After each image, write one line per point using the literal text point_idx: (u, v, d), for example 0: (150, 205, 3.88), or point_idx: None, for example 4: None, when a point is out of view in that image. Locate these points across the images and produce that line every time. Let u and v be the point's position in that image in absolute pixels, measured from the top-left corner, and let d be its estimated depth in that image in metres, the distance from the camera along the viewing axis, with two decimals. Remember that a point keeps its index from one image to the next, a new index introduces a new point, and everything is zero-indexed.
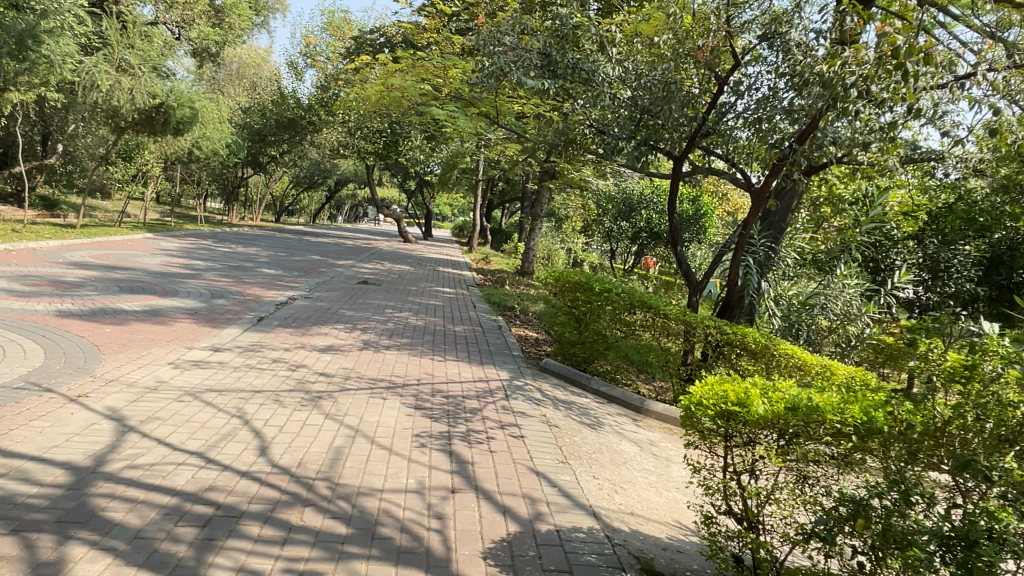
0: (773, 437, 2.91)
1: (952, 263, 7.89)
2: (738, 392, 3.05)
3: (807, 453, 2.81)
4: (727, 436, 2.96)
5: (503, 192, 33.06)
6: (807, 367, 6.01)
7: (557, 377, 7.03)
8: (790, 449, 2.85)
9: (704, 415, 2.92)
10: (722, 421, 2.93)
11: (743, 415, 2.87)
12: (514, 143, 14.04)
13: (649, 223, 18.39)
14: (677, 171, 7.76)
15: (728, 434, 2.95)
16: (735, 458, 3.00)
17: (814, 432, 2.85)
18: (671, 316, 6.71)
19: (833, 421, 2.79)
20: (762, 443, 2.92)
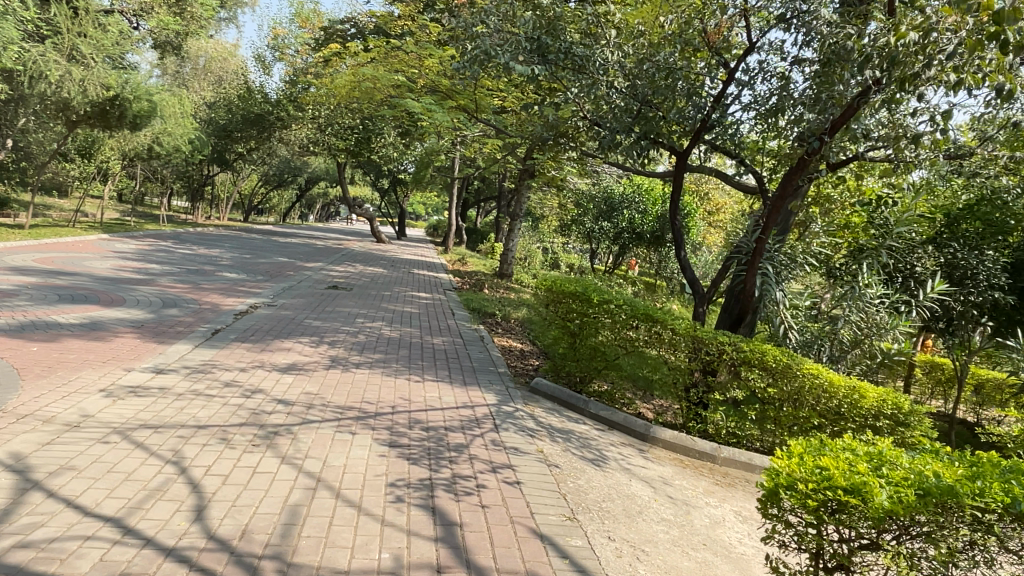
0: (892, 535, 2.39)
1: (978, 270, 7.18)
2: (840, 469, 2.53)
3: (942, 551, 2.31)
4: (833, 530, 2.42)
5: (479, 191, 32.23)
6: (833, 390, 5.52)
7: (551, 400, 6.22)
8: (917, 554, 2.34)
9: (811, 505, 2.38)
10: (828, 512, 2.40)
11: (862, 506, 2.34)
12: (493, 139, 13.29)
13: (632, 223, 17.62)
14: (681, 169, 7.03)
15: (835, 527, 2.41)
16: (835, 557, 2.45)
17: (944, 519, 2.34)
18: (679, 330, 5.95)
19: (972, 507, 2.28)
20: (877, 541, 2.39)
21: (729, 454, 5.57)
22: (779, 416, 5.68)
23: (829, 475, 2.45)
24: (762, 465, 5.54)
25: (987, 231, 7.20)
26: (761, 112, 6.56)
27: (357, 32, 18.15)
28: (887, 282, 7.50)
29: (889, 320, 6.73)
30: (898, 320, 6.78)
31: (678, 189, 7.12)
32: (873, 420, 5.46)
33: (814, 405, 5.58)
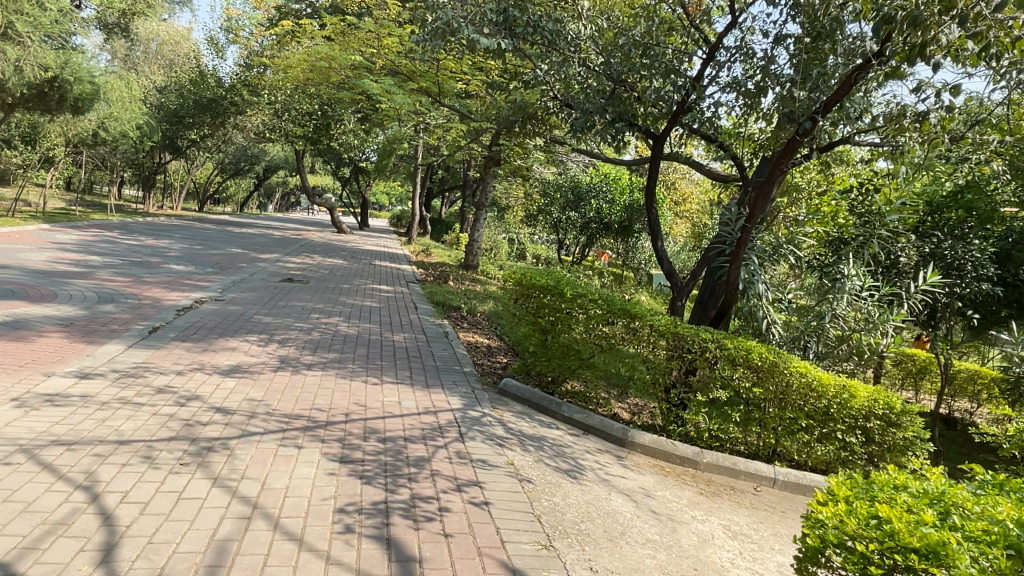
0: None
1: (965, 260, 6.76)
2: (904, 520, 2.15)
3: None
4: None
5: (443, 181, 31.54)
6: (822, 391, 5.17)
7: (520, 403, 5.72)
8: None
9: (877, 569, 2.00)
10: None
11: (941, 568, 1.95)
12: (457, 123, 12.77)
13: (600, 213, 17.15)
14: (658, 154, 6.57)
15: None
16: None
17: None
18: (658, 328, 5.50)
19: None
20: None
21: (712, 459, 5.18)
22: (765, 418, 5.29)
23: (893, 533, 2.09)
24: (748, 471, 5.16)
25: (972, 220, 6.88)
26: (743, 91, 6.24)
27: (313, 12, 17.40)
28: (870, 274, 7.16)
29: (878, 313, 6.32)
30: (893, 314, 6.23)
31: (655, 176, 6.69)
32: (864, 421, 5.17)
33: (800, 405, 5.22)
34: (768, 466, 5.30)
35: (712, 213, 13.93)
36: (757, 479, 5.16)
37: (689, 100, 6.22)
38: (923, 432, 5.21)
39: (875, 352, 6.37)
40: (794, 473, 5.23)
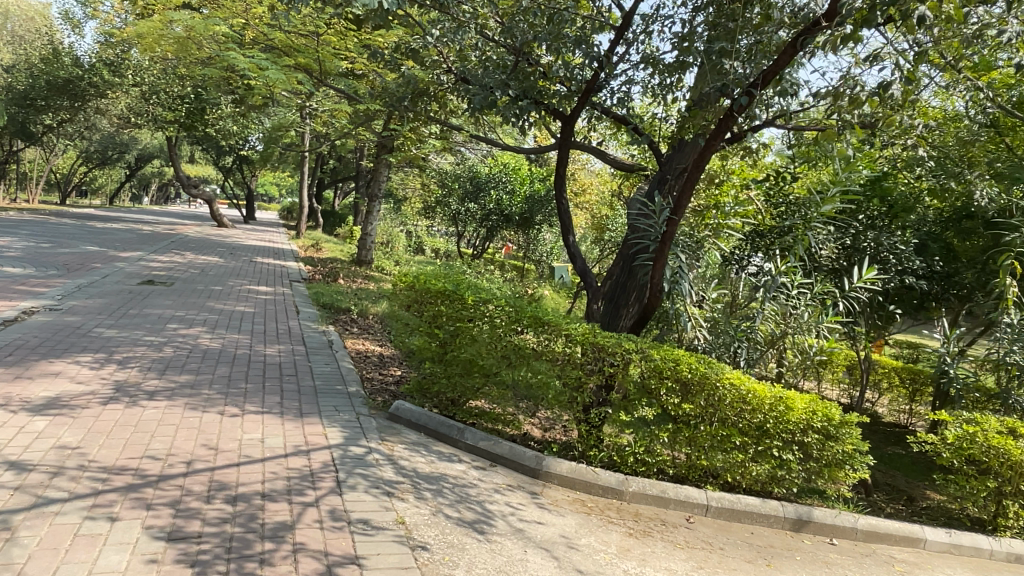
0: None
1: (889, 253, 6.48)
2: None
3: None
4: None
5: (334, 170, 29.94)
6: (757, 405, 4.60)
7: (415, 431, 4.77)
8: None
9: None
10: None
11: None
12: (341, 105, 11.64)
13: (500, 205, 16.34)
14: (568, 138, 5.76)
15: None
16: None
17: None
18: (575, 338, 4.68)
19: None
20: None
21: (638, 487, 4.48)
22: (696, 437, 4.64)
23: None
24: (678, 499, 4.50)
25: (888, 210, 6.70)
26: (659, 64, 5.60)
27: None
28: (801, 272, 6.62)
29: (811, 312, 5.89)
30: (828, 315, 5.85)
31: (565, 162, 5.91)
32: (801, 436, 4.62)
33: (734, 420, 4.63)
34: (699, 490, 4.66)
35: (614, 203, 13.51)
36: (689, 507, 4.51)
37: (601, 75, 5.45)
38: (862, 445, 4.71)
39: (810, 357, 5.97)
40: (728, 498, 4.62)
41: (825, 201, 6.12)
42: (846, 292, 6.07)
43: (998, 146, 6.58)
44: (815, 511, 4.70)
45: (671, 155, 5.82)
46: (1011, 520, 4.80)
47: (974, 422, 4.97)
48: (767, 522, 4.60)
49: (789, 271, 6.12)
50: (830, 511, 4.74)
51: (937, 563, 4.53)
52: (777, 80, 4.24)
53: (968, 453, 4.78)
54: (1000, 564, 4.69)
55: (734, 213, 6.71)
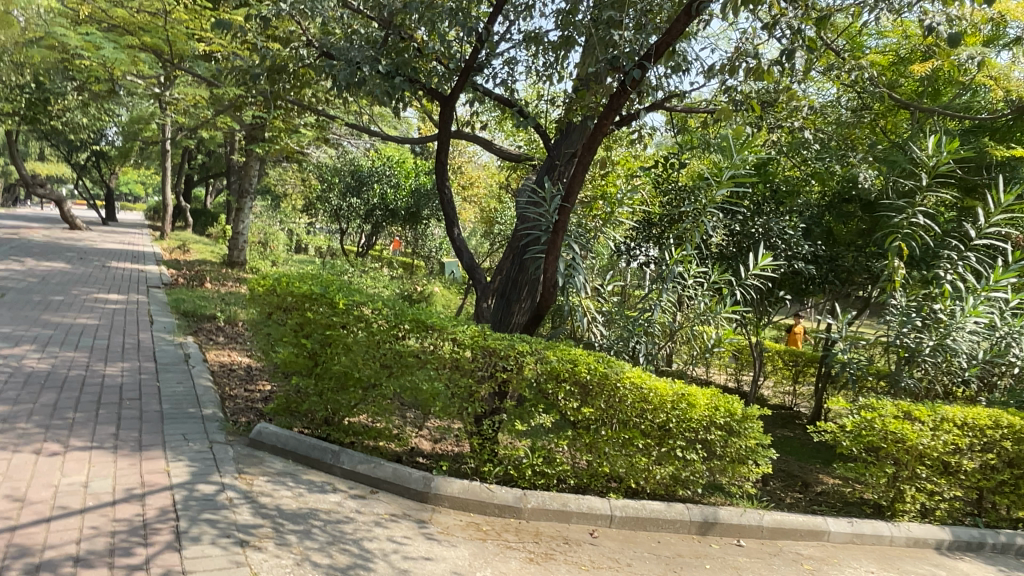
0: None
1: (778, 238, 6.43)
2: None
3: None
4: None
5: (203, 166, 27.90)
6: (659, 405, 4.26)
7: (280, 458, 4.12)
8: None
9: None
10: None
11: None
12: (199, 90, 10.54)
13: (385, 199, 15.53)
14: (447, 120, 5.24)
15: None
16: None
17: None
18: (463, 343, 4.16)
19: None
20: None
21: (536, 502, 4.03)
22: (597, 443, 4.26)
23: None
24: (580, 511, 4.08)
25: (773, 197, 6.70)
26: (542, 40, 5.18)
27: None
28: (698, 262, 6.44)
29: (707, 302, 5.71)
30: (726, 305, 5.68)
31: (445, 147, 5.38)
32: (704, 434, 4.31)
33: (636, 422, 4.27)
34: (602, 499, 4.27)
35: (502, 195, 13.10)
36: (592, 519, 4.11)
37: (480, 51, 4.97)
38: (765, 439, 4.49)
39: (708, 348, 5.79)
40: (632, 505, 4.24)
41: (718, 186, 5.91)
42: (743, 280, 5.92)
43: (874, 131, 6.68)
44: (720, 511, 4.43)
45: (559, 140, 5.46)
46: (908, 504, 4.82)
47: (870, 407, 4.93)
48: (672, 527, 4.28)
49: (685, 260, 5.91)
50: (735, 509, 4.50)
51: (842, 556, 4.40)
52: (673, 52, 3.99)
53: (867, 440, 4.72)
54: (900, 549, 4.68)
55: (629, 201, 6.40)
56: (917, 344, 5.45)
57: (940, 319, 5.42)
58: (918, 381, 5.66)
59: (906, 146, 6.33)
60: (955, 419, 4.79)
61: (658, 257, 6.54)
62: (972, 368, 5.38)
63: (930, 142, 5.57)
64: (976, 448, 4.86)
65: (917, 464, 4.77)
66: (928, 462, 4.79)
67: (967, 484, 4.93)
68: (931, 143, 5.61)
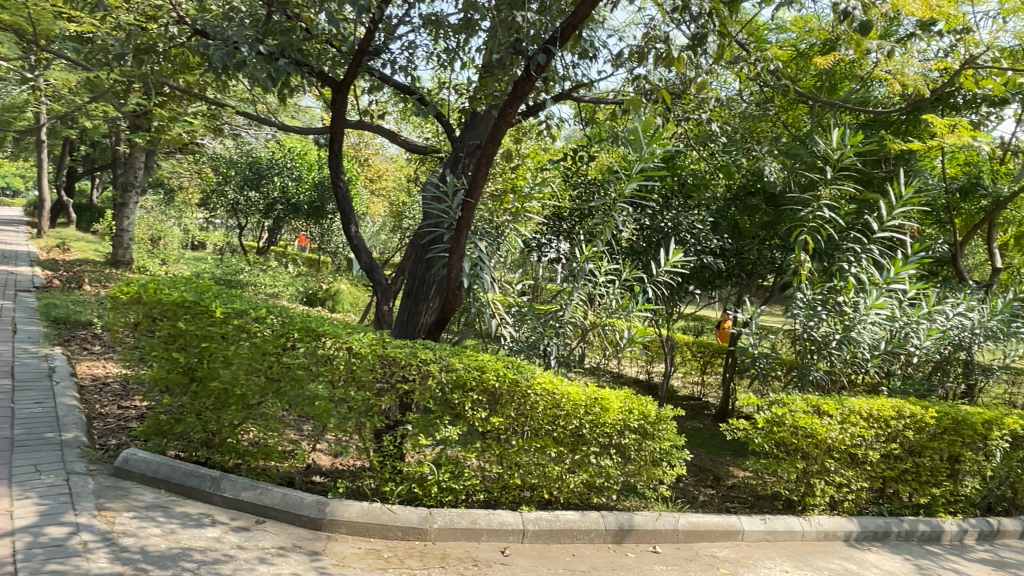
0: None
1: (688, 233, 6.38)
2: None
3: None
4: None
5: (87, 157, 25.86)
6: (571, 411, 4.04)
7: (152, 489, 3.65)
8: None
9: None
10: None
11: None
12: (70, 72, 9.57)
13: (286, 192, 14.73)
14: (340, 108, 4.84)
15: None
16: None
17: None
18: (358, 352, 3.79)
19: None
20: None
21: (443, 522, 3.72)
22: (507, 454, 3.98)
23: None
24: (491, 527, 3.80)
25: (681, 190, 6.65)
26: (443, 22, 4.84)
27: None
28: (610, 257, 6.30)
29: (618, 300, 5.62)
30: (640, 304, 5.55)
31: (339, 137, 4.97)
32: (618, 438, 4.14)
33: (548, 430, 4.04)
34: (514, 512, 4.00)
35: (410, 189, 12.62)
36: (503, 536, 3.84)
37: (374, 33, 4.59)
38: (679, 440, 4.36)
39: (622, 346, 5.66)
40: (545, 517, 4.00)
41: (627, 180, 5.76)
42: (655, 276, 5.81)
43: (776, 125, 6.74)
44: (636, 516, 4.25)
45: (463, 132, 5.15)
46: (817, 498, 4.82)
47: (780, 403, 4.93)
48: (587, 538, 4.07)
49: (598, 256, 5.74)
50: (650, 514, 4.34)
51: (757, 555, 4.33)
52: (578, 37, 3.80)
53: (778, 436, 4.72)
54: (811, 543, 4.67)
55: (540, 194, 6.17)
56: (824, 337, 5.51)
57: (844, 312, 5.53)
58: (825, 373, 5.72)
59: (807, 140, 6.40)
60: (861, 411, 4.84)
61: (568, 252, 6.25)
62: (873, 358, 5.52)
63: (835, 135, 5.63)
64: (880, 438, 4.92)
65: (826, 457, 4.79)
66: (836, 455, 4.81)
67: (871, 474, 4.99)
68: (836, 137, 5.69)
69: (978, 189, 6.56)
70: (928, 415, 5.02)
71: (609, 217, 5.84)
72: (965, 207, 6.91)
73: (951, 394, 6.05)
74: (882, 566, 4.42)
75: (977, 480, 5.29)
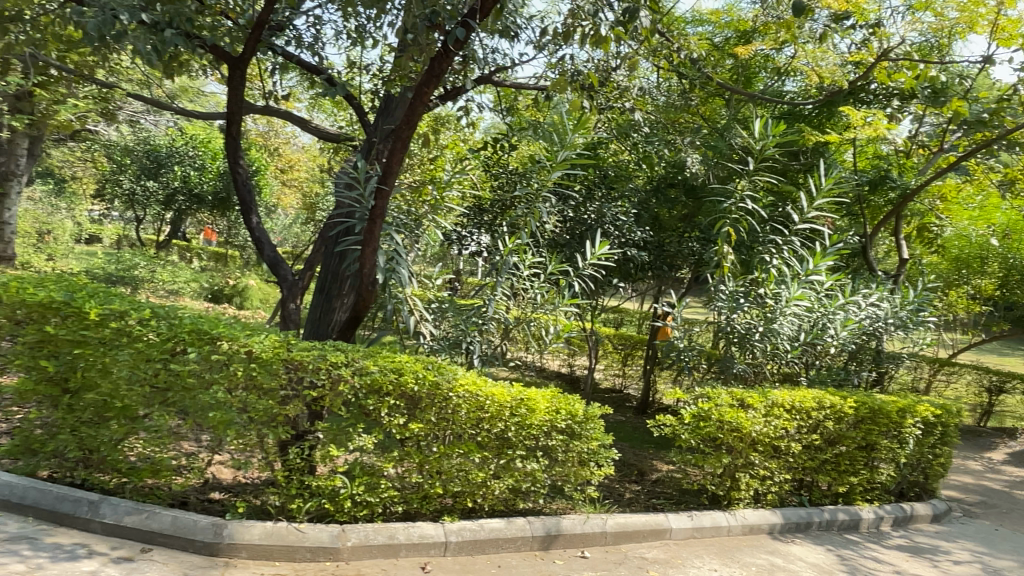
0: None
1: (611, 225, 6.26)
2: None
3: None
4: None
5: None
6: (496, 413, 3.81)
7: (17, 518, 3.19)
8: None
9: None
10: None
11: None
12: None
13: (188, 182, 13.80)
14: (238, 87, 4.43)
15: None
16: None
17: None
18: (259, 356, 3.42)
19: None
20: None
21: (357, 539, 3.41)
22: (428, 462, 3.70)
23: None
24: (410, 542, 3.52)
25: (604, 181, 6.52)
26: None
27: None
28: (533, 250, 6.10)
29: (543, 294, 5.36)
30: (565, 297, 5.35)
31: (237, 119, 4.55)
32: (545, 440, 3.95)
33: (471, 434, 3.79)
34: (435, 523, 3.73)
35: (324, 179, 12.04)
36: (424, 550, 3.56)
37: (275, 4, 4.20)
38: (606, 439, 4.21)
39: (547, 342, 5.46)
40: (469, 527, 3.75)
41: (551, 169, 5.57)
42: (580, 269, 5.64)
43: (695, 117, 6.71)
44: (563, 521, 4.06)
45: (377, 117, 4.83)
46: (743, 492, 4.77)
47: (706, 397, 4.87)
48: (513, 546, 3.84)
49: (521, 248, 5.52)
50: (578, 517, 4.16)
51: (685, 554, 4.22)
52: (497, 11, 3.54)
53: (704, 431, 4.65)
54: (736, 539, 4.61)
55: (460, 184, 5.89)
56: (747, 330, 5.50)
57: (766, 303, 5.54)
58: (747, 365, 5.71)
59: (727, 131, 6.40)
60: (784, 403, 4.85)
61: (489, 245, 6.01)
62: (794, 349, 5.56)
63: (756, 126, 5.63)
64: (802, 430, 4.94)
65: (751, 451, 4.75)
66: (761, 448, 4.78)
67: (793, 466, 5.00)
68: (757, 128, 5.68)
69: (887, 181, 6.78)
70: (847, 405, 5.09)
71: (532, 208, 5.63)
72: (873, 199, 7.10)
73: (864, 382, 6.18)
74: (807, 558, 4.41)
75: (891, 466, 5.40)
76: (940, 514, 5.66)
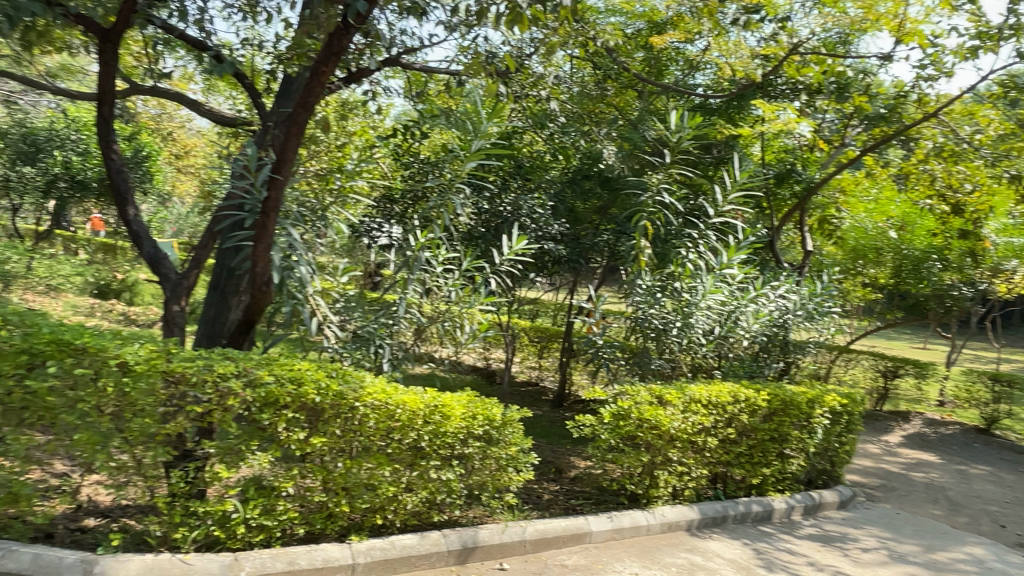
0: None
1: (527, 219, 6.10)
2: None
3: None
4: None
5: None
6: (408, 422, 3.56)
7: None
8: None
9: None
10: None
11: None
12: None
13: (70, 168, 12.65)
14: (110, 63, 3.95)
15: None
16: None
17: None
18: (134, 368, 3.02)
19: None
20: None
21: (252, 567, 3.09)
22: (333, 478, 3.41)
23: None
24: (313, 567, 3.22)
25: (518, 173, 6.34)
26: None
27: None
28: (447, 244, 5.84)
29: (458, 291, 5.10)
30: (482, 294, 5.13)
31: (109, 98, 4.06)
32: (460, 448, 3.74)
33: (381, 445, 3.53)
34: (341, 544, 3.44)
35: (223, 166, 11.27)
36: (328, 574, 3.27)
37: None
38: (524, 443, 4.03)
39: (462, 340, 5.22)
40: (379, 545, 3.48)
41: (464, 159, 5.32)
42: (497, 264, 5.43)
43: (610, 109, 6.63)
44: (480, 532, 3.85)
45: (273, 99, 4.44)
46: (661, 490, 4.71)
47: (625, 395, 4.79)
48: (427, 563, 3.60)
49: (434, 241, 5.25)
50: (495, 526, 3.96)
51: (606, 558, 4.10)
52: None
53: (623, 431, 4.58)
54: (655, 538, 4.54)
55: (368, 175, 5.55)
56: (663, 325, 5.46)
57: (682, 298, 5.53)
58: (664, 360, 5.68)
59: (641, 123, 6.34)
60: (701, 398, 4.83)
61: (400, 238, 5.70)
62: (708, 344, 5.59)
63: (671, 119, 5.58)
64: (717, 424, 4.93)
65: (669, 448, 4.68)
66: (679, 444, 4.73)
67: (709, 461, 4.99)
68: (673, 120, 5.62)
69: (792, 175, 6.90)
70: (761, 399, 5.13)
71: (444, 200, 5.36)
72: (781, 193, 7.23)
73: (774, 374, 6.29)
74: (725, 555, 4.38)
75: (801, 457, 5.49)
76: (846, 500, 5.82)
